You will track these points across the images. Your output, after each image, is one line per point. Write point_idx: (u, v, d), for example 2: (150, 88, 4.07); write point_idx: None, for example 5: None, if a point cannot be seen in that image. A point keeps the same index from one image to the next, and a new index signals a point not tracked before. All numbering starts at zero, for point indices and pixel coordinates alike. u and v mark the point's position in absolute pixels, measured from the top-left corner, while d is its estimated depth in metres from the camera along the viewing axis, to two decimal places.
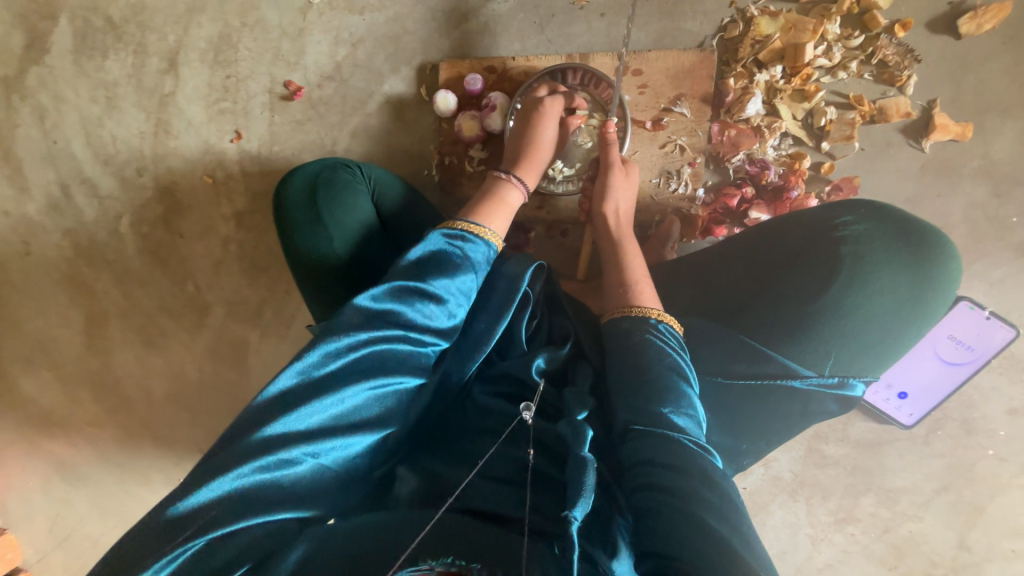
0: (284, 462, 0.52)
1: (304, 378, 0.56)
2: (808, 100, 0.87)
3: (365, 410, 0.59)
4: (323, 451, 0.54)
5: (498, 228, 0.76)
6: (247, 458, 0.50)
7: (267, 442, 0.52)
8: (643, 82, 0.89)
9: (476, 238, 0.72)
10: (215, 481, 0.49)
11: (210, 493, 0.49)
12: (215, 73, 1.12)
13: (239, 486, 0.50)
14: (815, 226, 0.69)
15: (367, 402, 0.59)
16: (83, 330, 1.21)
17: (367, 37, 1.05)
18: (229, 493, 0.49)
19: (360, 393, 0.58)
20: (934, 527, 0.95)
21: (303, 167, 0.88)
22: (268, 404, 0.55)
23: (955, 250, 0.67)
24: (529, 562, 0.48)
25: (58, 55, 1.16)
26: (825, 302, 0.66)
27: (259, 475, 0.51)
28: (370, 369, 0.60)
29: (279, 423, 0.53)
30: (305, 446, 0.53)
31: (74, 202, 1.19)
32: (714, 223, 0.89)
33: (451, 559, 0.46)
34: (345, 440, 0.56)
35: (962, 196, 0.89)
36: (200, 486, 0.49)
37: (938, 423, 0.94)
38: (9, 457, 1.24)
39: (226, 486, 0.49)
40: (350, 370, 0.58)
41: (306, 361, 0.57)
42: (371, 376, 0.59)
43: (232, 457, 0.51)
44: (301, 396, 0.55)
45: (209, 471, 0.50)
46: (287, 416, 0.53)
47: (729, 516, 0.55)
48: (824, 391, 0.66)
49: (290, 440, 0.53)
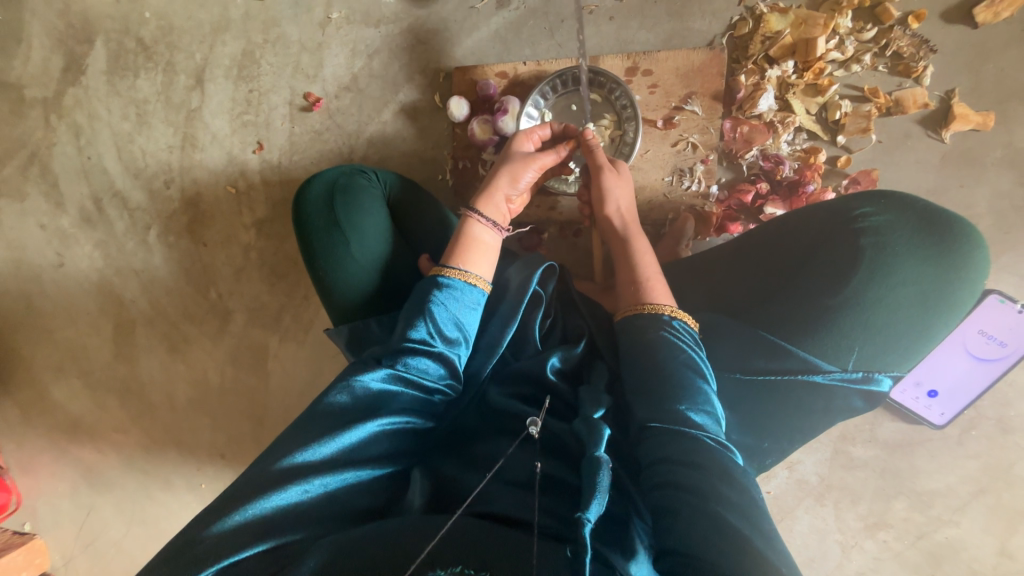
0: (298, 492, 0.54)
1: (321, 415, 0.59)
2: (821, 94, 0.87)
3: (375, 444, 0.60)
4: (334, 482, 0.55)
5: (480, 271, 0.74)
6: (269, 484, 0.53)
7: (284, 472, 0.54)
8: (653, 81, 0.90)
9: (454, 283, 0.70)
10: (234, 510, 0.51)
11: (231, 519, 0.51)
12: (238, 88, 1.16)
13: (256, 514, 0.51)
14: (833, 218, 0.69)
15: (377, 438, 0.60)
16: (112, 338, 1.26)
17: (382, 48, 1.08)
18: (247, 519, 0.51)
19: (370, 429, 0.60)
20: (972, 533, 0.91)
21: (321, 174, 0.91)
22: (294, 432, 0.58)
23: (981, 238, 0.65)
24: (539, 567, 0.46)
25: (93, 76, 1.23)
26: (846, 294, 0.65)
27: (275, 504, 0.52)
28: (382, 406, 0.62)
29: (296, 455, 0.55)
30: (316, 478, 0.55)
31: (106, 215, 1.24)
32: (728, 220, 0.89)
33: (458, 568, 0.45)
34: (356, 472, 0.57)
35: (986, 186, 0.87)
36: (227, 508, 0.52)
37: (971, 422, 0.91)
38: (40, 462, 1.28)
39: (244, 514, 0.51)
40: (362, 407, 0.61)
41: (323, 402, 0.60)
42: (381, 414, 0.61)
43: (257, 484, 0.54)
44: (317, 429, 0.58)
45: (232, 499, 0.53)
46: (303, 449, 0.56)
47: (751, 515, 0.54)
48: (847, 387, 0.65)
49: (304, 472, 0.55)
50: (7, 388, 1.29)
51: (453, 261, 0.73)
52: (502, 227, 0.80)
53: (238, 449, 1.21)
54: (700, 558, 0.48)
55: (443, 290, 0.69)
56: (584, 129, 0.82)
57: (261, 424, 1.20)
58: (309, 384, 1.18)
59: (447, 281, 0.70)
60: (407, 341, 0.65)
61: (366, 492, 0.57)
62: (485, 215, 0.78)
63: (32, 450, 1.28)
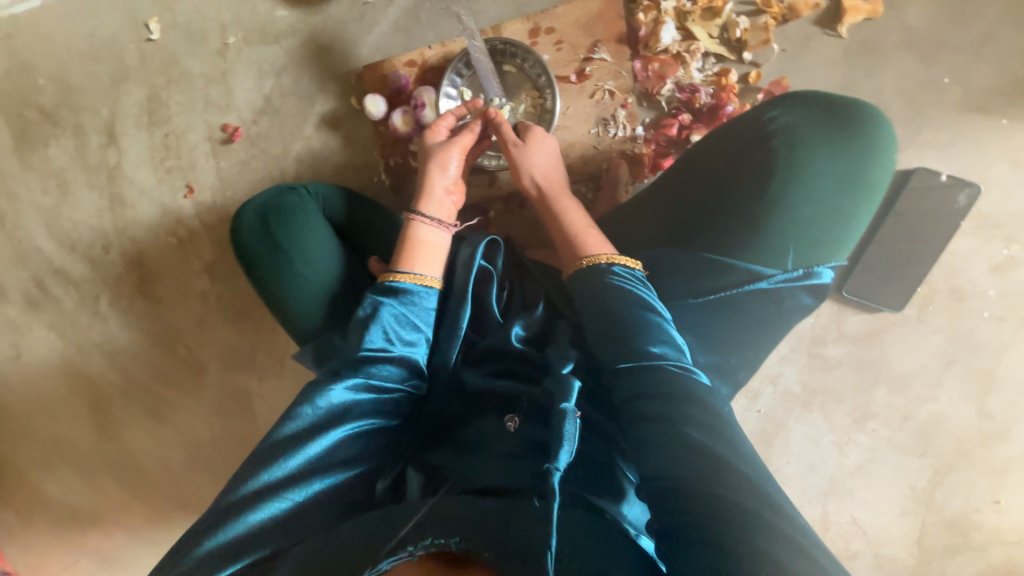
0: (270, 509, 0.53)
1: (281, 434, 0.58)
2: (718, 16, 0.88)
3: (344, 449, 0.60)
4: (306, 493, 0.55)
5: (430, 271, 0.75)
6: (240, 507, 0.53)
7: (251, 494, 0.54)
8: (557, 38, 0.90)
9: (420, 288, 0.73)
10: (207, 538, 0.51)
11: (205, 547, 0.51)
12: (154, 135, 1.13)
13: (229, 538, 0.51)
14: (744, 130, 0.69)
15: (344, 443, 0.60)
16: (88, 417, 1.22)
17: (289, 63, 1.06)
18: (223, 543, 0.51)
19: (336, 435, 0.60)
20: (952, 403, 0.95)
21: (252, 200, 0.89)
22: (259, 453, 0.58)
23: (884, 116, 0.67)
24: (513, 528, 0.46)
25: (3, 156, 1.18)
26: (770, 198, 0.65)
27: (248, 523, 0.52)
28: (341, 413, 0.61)
29: (264, 475, 0.55)
30: (285, 493, 0.54)
31: (51, 294, 1.21)
32: (660, 157, 0.90)
33: (431, 539, 0.45)
34: (327, 480, 0.57)
35: (892, 70, 0.89)
36: (201, 536, 0.51)
37: (929, 299, 0.94)
38: (47, 559, 1.25)
39: (218, 539, 0.51)
40: (324, 418, 0.60)
41: (280, 425, 0.59)
42: (345, 420, 0.61)
43: (226, 510, 0.53)
44: (280, 445, 0.58)
45: (205, 527, 0.52)
46: (268, 468, 0.56)
47: (718, 428, 0.56)
48: (793, 286, 0.66)
49: (272, 490, 0.54)
50: None
51: (402, 264, 0.75)
52: (449, 223, 0.81)
53: None
54: (680, 479, 0.51)
55: (395, 297, 0.71)
56: (488, 107, 0.82)
57: None
58: None
59: (406, 287, 0.72)
60: (364, 349, 0.66)
61: (339, 498, 0.57)
62: (427, 215, 0.79)
63: (35, 550, 1.25)
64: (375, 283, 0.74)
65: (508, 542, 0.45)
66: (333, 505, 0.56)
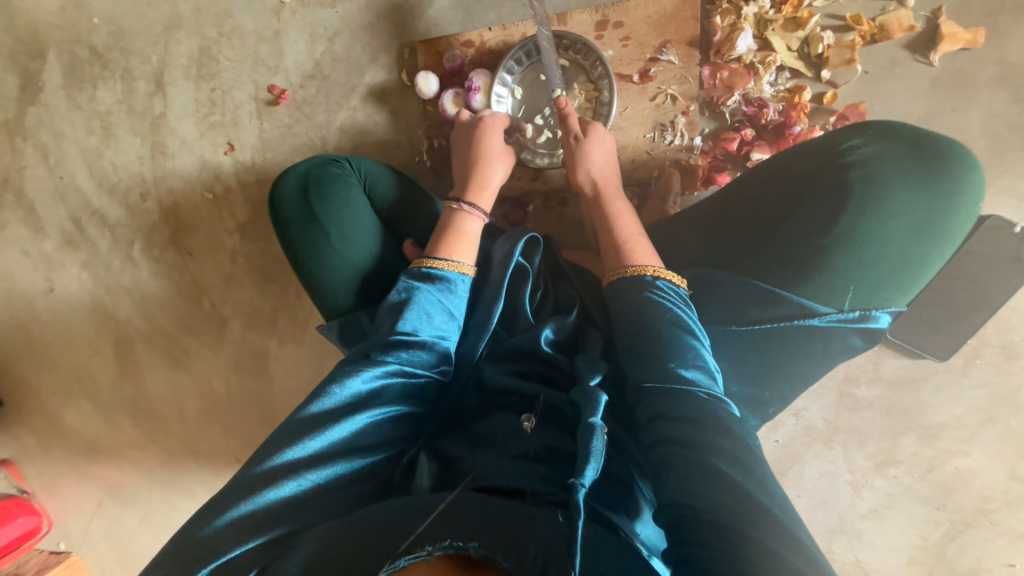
0: (292, 486, 0.53)
1: (309, 413, 0.59)
2: (802, 28, 0.83)
3: (367, 434, 0.60)
4: (327, 474, 0.55)
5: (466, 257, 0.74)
6: (264, 480, 0.53)
7: (275, 469, 0.54)
8: (625, 34, 0.86)
9: (454, 276, 0.71)
10: (229, 507, 0.52)
11: (227, 515, 0.51)
12: (201, 88, 1.13)
13: (251, 509, 0.51)
14: (817, 156, 0.66)
15: (368, 429, 0.60)
16: (113, 357, 1.26)
17: (342, 29, 1.04)
18: (244, 514, 0.51)
19: (361, 420, 0.60)
20: (982, 461, 0.91)
21: (294, 167, 0.88)
22: (286, 430, 0.58)
23: (974, 159, 0.62)
24: (531, 541, 0.44)
25: (51, 91, 1.19)
26: (836, 233, 0.62)
27: (270, 498, 0.52)
28: (367, 398, 0.61)
29: (288, 452, 0.55)
30: (307, 472, 0.54)
31: (87, 234, 1.22)
32: (715, 171, 0.86)
33: (449, 541, 0.43)
34: (348, 463, 0.57)
35: (980, 107, 0.83)
36: (225, 504, 0.52)
37: (976, 352, 0.90)
38: (64, 486, 1.30)
39: (240, 509, 0.51)
40: (352, 401, 0.60)
41: (309, 403, 0.59)
42: (372, 405, 0.61)
43: (251, 482, 0.53)
44: (307, 424, 0.58)
45: (229, 496, 0.53)
46: (294, 445, 0.56)
47: (746, 462, 0.53)
48: (845, 326, 0.63)
49: (295, 467, 0.55)
50: (19, 418, 1.30)
51: (441, 250, 0.74)
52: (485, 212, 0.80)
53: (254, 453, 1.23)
54: (691, 507, 0.48)
55: (429, 283, 0.70)
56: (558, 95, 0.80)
57: (271, 426, 1.21)
58: (314, 383, 1.19)
59: (442, 273, 0.71)
60: (395, 334, 0.65)
61: (358, 482, 0.56)
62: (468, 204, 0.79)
63: (53, 476, 1.30)
64: (409, 268, 0.73)
65: (526, 555, 0.42)
66: (352, 487, 0.56)
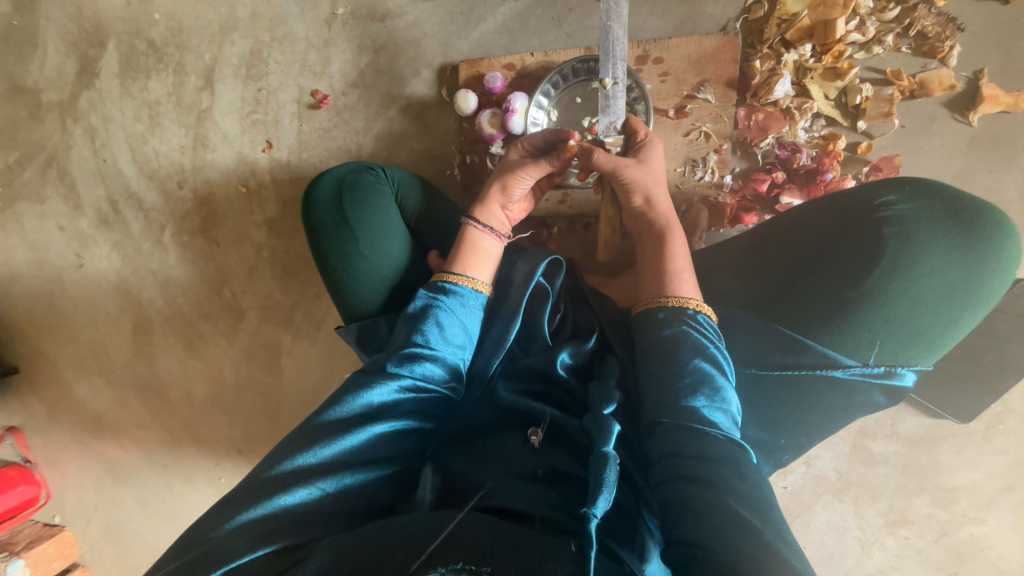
0: (303, 494, 0.54)
1: (324, 419, 0.60)
2: (841, 78, 0.84)
3: (378, 447, 0.59)
4: (335, 484, 0.55)
5: (483, 277, 0.76)
6: (277, 486, 0.54)
7: (288, 476, 0.55)
8: (664, 70, 0.88)
9: (471, 293, 0.72)
10: (242, 510, 0.52)
11: (239, 518, 0.51)
12: (247, 87, 1.17)
13: (263, 514, 0.52)
14: (853, 208, 0.66)
15: (379, 441, 0.60)
16: (131, 337, 1.28)
17: (389, 43, 1.08)
18: (255, 517, 0.51)
19: (373, 432, 0.59)
20: (998, 530, 0.88)
21: (332, 171, 0.91)
22: (300, 437, 0.59)
23: (1012, 224, 0.62)
24: (542, 563, 0.44)
25: (106, 78, 1.25)
26: (866, 286, 0.61)
27: (281, 504, 0.53)
28: (381, 411, 0.61)
29: (302, 458, 0.56)
30: (319, 480, 0.55)
31: (121, 215, 1.26)
32: (743, 210, 0.88)
33: (460, 564, 0.43)
34: (357, 476, 0.56)
35: (1016, 170, 0.83)
36: (237, 507, 0.53)
37: (999, 417, 0.88)
38: (67, 457, 1.32)
39: (252, 513, 0.52)
40: (365, 411, 0.61)
41: (325, 410, 0.61)
42: (385, 417, 0.61)
43: (264, 487, 0.54)
44: (321, 433, 0.58)
45: (242, 497, 0.54)
46: (308, 451, 0.57)
47: (763, 508, 0.52)
48: (869, 381, 0.62)
49: (307, 474, 0.55)
50: (32, 386, 1.33)
51: (457, 266, 0.75)
52: (501, 234, 0.81)
53: (256, 445, 1.24)
54: (698, 545, 0.48)
55: (450, 296, 0.70)
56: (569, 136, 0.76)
57: (276, 420, 1.22)
58: (323, 381, 1.20)
59: (460, 291, 0.71)
60: (411, 349, 0.65)
61: (368, 496, 0.56)
62: (484, 222, 0.80)
63: (57, 446, 1.32)
64: (429, 281, 0.74)
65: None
66: (362, 500, 0.55)
